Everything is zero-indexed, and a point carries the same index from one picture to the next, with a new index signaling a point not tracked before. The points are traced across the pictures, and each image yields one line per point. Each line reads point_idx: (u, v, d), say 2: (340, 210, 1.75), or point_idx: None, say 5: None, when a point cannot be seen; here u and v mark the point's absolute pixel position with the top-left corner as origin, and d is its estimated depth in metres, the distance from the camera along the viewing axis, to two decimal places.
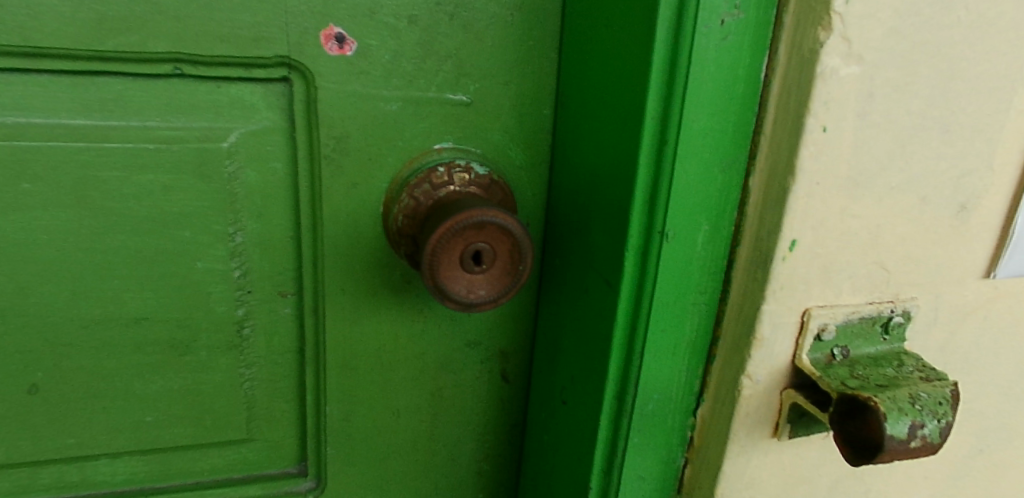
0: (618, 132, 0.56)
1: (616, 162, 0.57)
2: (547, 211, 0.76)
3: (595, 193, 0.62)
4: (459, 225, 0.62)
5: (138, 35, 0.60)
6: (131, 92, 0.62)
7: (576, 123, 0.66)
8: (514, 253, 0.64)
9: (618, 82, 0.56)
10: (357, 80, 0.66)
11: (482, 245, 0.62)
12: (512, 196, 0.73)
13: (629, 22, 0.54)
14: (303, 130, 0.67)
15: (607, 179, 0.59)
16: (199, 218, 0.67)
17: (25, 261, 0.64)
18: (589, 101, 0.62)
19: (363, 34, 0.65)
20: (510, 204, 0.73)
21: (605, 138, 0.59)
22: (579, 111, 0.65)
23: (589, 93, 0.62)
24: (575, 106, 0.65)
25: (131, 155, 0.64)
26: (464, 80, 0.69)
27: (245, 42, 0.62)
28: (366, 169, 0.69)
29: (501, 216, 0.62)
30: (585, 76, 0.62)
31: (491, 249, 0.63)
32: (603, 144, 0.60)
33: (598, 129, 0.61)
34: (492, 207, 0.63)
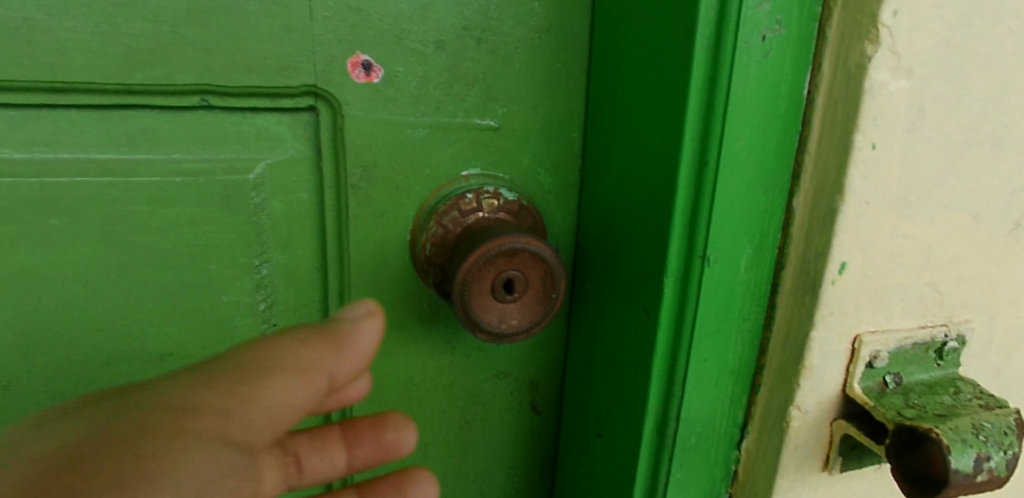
0: (655, 154, 0.55)
1: (653, 184, 0.55)
2: (577, 237, 0.74)
3: (630, 219, 0.60)
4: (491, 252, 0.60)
5: (165, 68, 0.59)
6: (159, 125, 0.62)
7: (608, 145, 0.64)
8: (547, 281, 0.62)
9: (654, 102, 0.54)
10: (384, 107, 0.65)
11: (515, 272, 0.61)
12: (542, 222, 0.71)
13: (665, 41, 0.53)
14: (330, 159, 0.66)
15: (643, 203, 0.57)
16: (226, 250, 0.67)
17: (53, 297, 0.64)
18: (622, 124, 0.61)
19: (390, 61, 0.64)
20: (539, 229, 0.71)
21: (640, 160, 0.58)
22: (611, 133, 0.63)
23: (622, 114, 0.60)
24: (607, 128, 0.63)
25: (158, 189, 0.64)
26: (492, 104, 0.68)
27: (272, 71, 0.61)
28: (392, 197, 0.68)
29: (534, 243, 0.60)
30: (617, 96, 0.61)
31: (524, 277, 0.61)
32: (638, 166, 0.58)
33: (632, 152, 0.59)
34: (524, 234, 0.62)
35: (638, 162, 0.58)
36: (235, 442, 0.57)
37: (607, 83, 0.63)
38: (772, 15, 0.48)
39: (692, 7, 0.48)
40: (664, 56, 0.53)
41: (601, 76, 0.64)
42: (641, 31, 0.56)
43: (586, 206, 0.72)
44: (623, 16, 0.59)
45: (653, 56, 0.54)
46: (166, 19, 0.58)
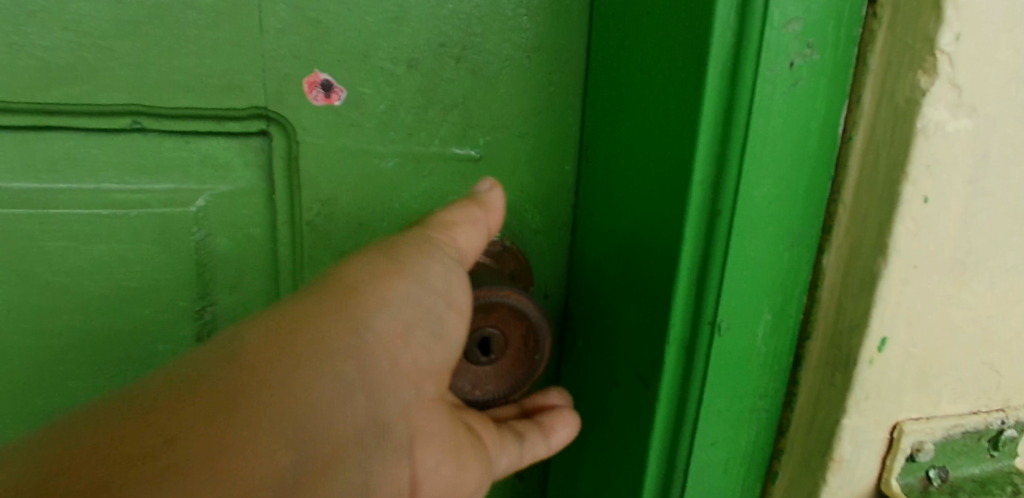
0: (659, 198, 0.46)
1: (656, 234, 0.46)
2: (568, 281, 0.66)
3: (627, 270, 0.51)
4: None
5: (88, 85, 0.51)
6: (86, 150, 0.54)
7: (606, 181, 0.55)
8: (529, 338, 0.53)
9: (659, 137, 0.46)
10: (346, 133, 0.57)
11: (490, 329, 0.52)
12: (527, 265, 0.64)
13: (672, 65, 0.44)
14: (284, 191, 0.58)
15: (644, 254, 0.48)
16: (161, 293, 0.58)
17: None
18: (621, 160, 0.52)
19: (354, 81, 0.55)
20: (522, 275, 0.64)
21: (642, 205, 0.49)
22: (609, 167, 0.54)
23: (621, 146, 0.52)
24: (606, 160, 0.55)
25: (82, 223, 0.55)
26: (473, 131, 0.59)
27: (214, 91, 0.53)
28: (357, 235, 0.60)
29: (513, 297, 0.51)
30: (617, 127, 0.53)
31: (502, 335, 0.53)
32: (638, 209, 0.49)
33: (631, 194, 0.50)
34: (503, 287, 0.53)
35: (639, 206, 0.49)
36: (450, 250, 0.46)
37: (605, 110, 0.54)
38: (802, 38, 0.39)
39: (705, 27, 0.40)
40: (671, 83, 0.44)
41: (598, 103, 0.56)
42: (644, 54, 0.48)
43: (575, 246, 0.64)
44: (624, 35, 0.50)
45: (659, 82, 0.46)
46: (89, 30, 0.50)
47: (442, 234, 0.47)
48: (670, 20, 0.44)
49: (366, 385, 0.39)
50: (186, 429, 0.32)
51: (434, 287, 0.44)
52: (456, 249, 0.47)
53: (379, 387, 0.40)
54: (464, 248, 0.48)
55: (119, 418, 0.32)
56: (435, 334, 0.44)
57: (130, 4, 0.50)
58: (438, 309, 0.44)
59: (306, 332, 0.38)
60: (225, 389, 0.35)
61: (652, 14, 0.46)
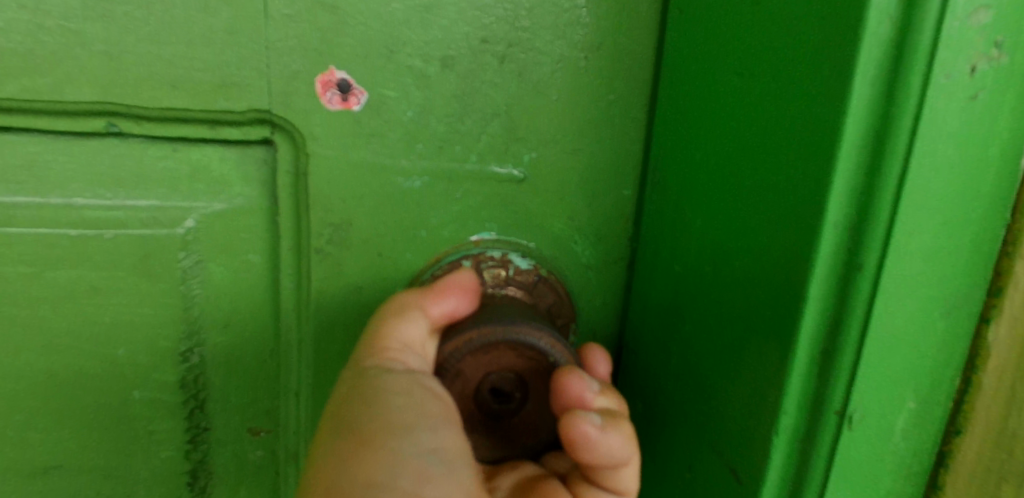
0: (764, 248, 0.36)
1: (759, 295, 0.36)
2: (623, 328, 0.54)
3: (709, 334, 0.41)
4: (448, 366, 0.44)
5: (53, 78, 0.41)
6: (53, 156, 0.45)
7: (682, 215, 0.45)
8: (521, 349, 0.44)
9: (766, 169, 0.36)
10: (366, 145, 0.46)
11: (494, 375, 0.44)
12: (567, 299, 0.53)
13: (796, 74, 0.33)
14: (289, 213, 0.48)
15: (738, 320, 0.38)
16: (140, 331, 0.49)
17: None
18: (708, 197, 0.42)
19: (376, 82, 0.45)
20: (561, 310, 0.52)
21: (736, 256, 0.38)
22: (688, 197, 0.44)
23: (706, 171, 0.42)
24: (684, 189, 0.44)
25: (46, 245, 0.46)
26: (516, 147, 0.48)
27: (205, 90, 0.43)
28: (373, 268, 0.49)
29: (479, 334, 0.43)
30: (703, 153, 0.42)
31: (512, 372, 0.44)
32: (731, 252, 0.39)
33: (720, 238, 0.40)
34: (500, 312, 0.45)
35: (734, 255, 0.39)
36: (404, 393, 0.41)
37: (687, 128, 0.44)
38: (991, 34, 0.29)
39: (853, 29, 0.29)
40: (790, 98, 0.33)
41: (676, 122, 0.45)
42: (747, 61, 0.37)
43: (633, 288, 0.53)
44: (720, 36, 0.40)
45: (769, 96, 0.35)
46: (52, 8, 0.40)
47: (383, 357, 0.43)
48: (792, 15, 0.34)
49: None
50: None
51: (406, 453, 0.38)
52: (410, 366, 0.44)
53: None
54: (417, 361, 0.44)
55: None
56: (448, 453, 0.40)
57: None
58: (431, 437, 0.40)
59: None
60: None
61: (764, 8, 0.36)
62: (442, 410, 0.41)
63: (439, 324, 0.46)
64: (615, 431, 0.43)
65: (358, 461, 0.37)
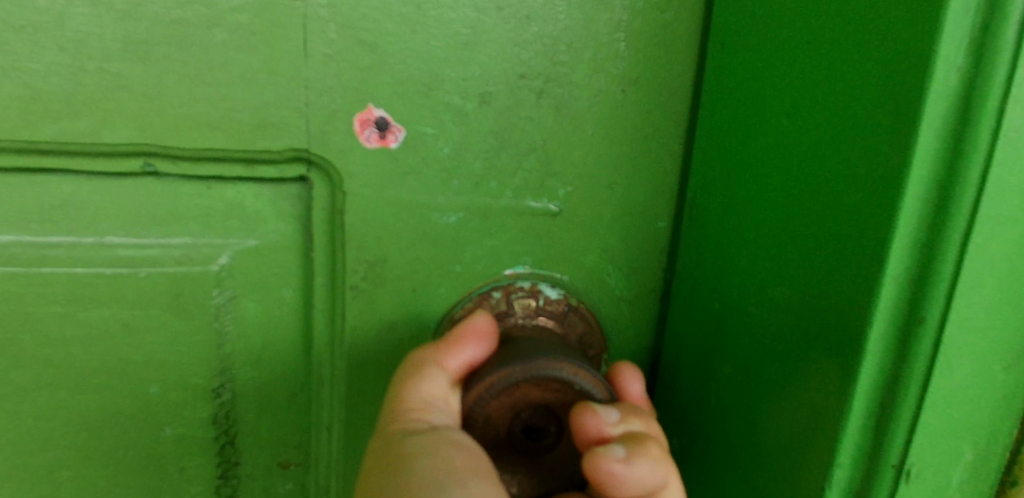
0: (809, 287, 0.36)
1: (806, 333, 0.36)
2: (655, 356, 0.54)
3: (752, 369, 0.41)
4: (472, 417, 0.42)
5: (91, 119, 0.41)
6: (87, 195, 0.44)
7: (722, 258, 0.45)
8: (544, 385, 0.41)
9: (811, 207, 0.36)
10: (402, 181, 0.46)
11: (524, 414, 0.43)
12: (597, 328, 0.52)
13: (840, 116, 0.34)
14: (324, 249, 0.47)
15: (782, 354, 0.38)
16: (172, 369, 0.48)
17: None
18: (750, 230, 0.42)
19: (413, 119, 0.45)
20: (592, 340, 0.52)
21: (779, 288, 0.38)
22: (728, 240, 0.44)
23: (749, 215, 0.42)
24: (723, 232, 0.44)
25: (79, 284, 0.45)
26: (553, 181, 0.48)
27: (245, 129, 0.43)
28: (408, 303, 0.49)
29: (498, 376, 0.41)
30: (746, 187, 0.42)
31: (540, 407, 0.42)
32: (773, 299, 0.39)
33: (761, 272, 0.40)
34: (526, 344, 0.44)
35: (775, 289, 0.39)
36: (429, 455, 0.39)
37: (726, 161, 0.44)
38: None
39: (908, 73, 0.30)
40: (836, 138, 0.34)
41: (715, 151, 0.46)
42: (789, 98, 0.37)
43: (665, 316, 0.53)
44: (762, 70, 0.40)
45: (816, 140, 0.35)
46: (92, 50, 0.40)
47: (408, 417, 0.42)
48: (834, 57, 0.34)
49: None
50: None
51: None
52: (436, 422, 0.42)
53: None
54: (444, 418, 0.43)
55: None
56: None
57: (143, 19, 0.40)
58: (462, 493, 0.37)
59: None
60: None
61: (806, 45, 0.36)
62: (472, 464, 0.39)
63: (461, 375, 0.44)
64: (644, 459, 0.38)
65: None
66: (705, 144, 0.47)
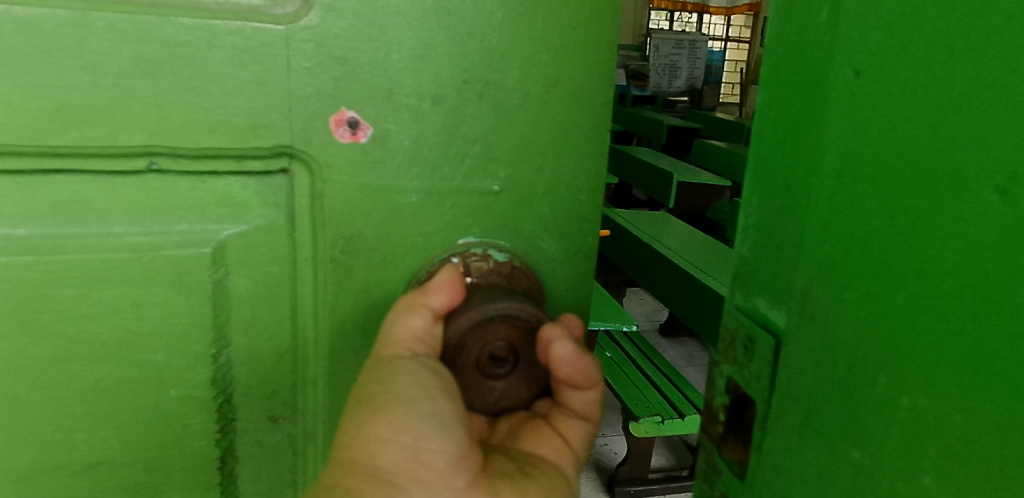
0: (889, 362, 0.37)
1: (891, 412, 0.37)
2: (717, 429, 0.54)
3: (813, 432, 0.43)
4: (451, 342, 0.54)
5: (108, 127, 0.48)
6: (96, 190, 0.51)
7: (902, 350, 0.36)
8: (511, 320, 0.53)
9: (892, 317, 0.36)
10: (371, 170, 0.55)
11: (490, 347, 0.54)
12: (538, 284, 0.63)
13: (1016, 174, 0.30)
14: (307, 229, 0.57)
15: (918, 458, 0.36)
16: (175, 338, 0.56)
17: None
18: (892, 325, 0.36)
19: (380, 118, 0.54)
20: (535, 292, 0.63)
21: (926, 380, 0.35)
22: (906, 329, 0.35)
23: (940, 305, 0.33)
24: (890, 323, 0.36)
25: (91, 268, 0.52)
26: (493, 166, 0.59)
27: (242, 131, 0.51)
28: (379, 272, 0.58)
29: (474, 313, 0.53)
30: (815, 251, 0.41)
31: (504, 342, 0.54)
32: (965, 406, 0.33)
33: (912, 392, 0.36)
34: (494, 291, 0.55)
35: (958, 424, 0.33)
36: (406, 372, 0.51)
37: (890, 218, 0.36)
38: None
39: None
40: (1012, 200, 0.30)
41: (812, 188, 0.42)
42: (928, 202, 0.34)
43: (743, 388, 0.50)
44: (851, 171, 0.39)
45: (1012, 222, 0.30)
46: (109, 69, 0.47)
47: (395, 347, 0.53)
48: (996, 112, 0.30)
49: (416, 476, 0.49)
50: None
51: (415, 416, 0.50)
52: (417, 352, 0.53)
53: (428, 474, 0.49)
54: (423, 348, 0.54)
55: None
56: (442, 419, 0.50)
57: (153, 42, 0.47)
58: (427, 405, 0.50)
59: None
60: None
61: (945, 86, 0.33)
62: (441, 380, 0.52)
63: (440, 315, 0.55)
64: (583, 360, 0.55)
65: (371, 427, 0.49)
66: (790, 232, 0.44)
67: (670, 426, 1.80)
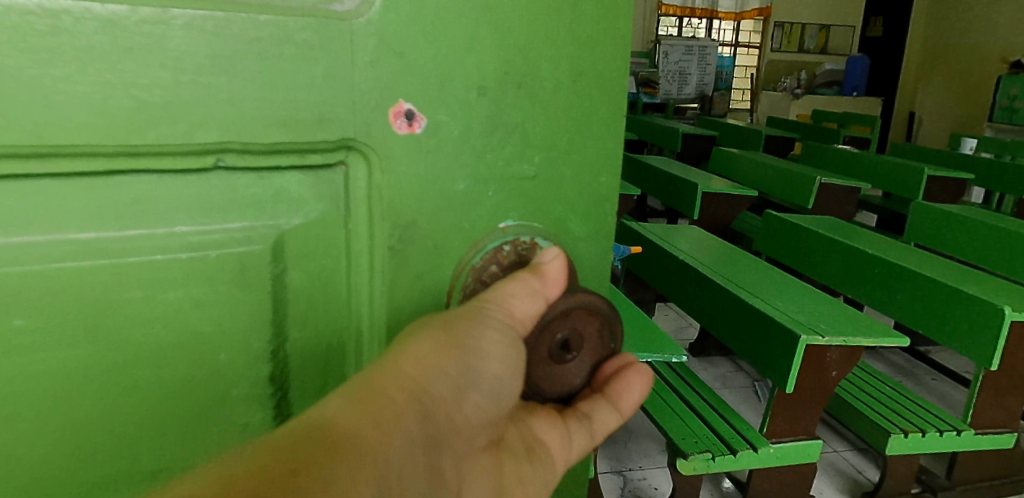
0: None
1: None
2: None
3: None
4: (546, 320, 0.60)
5: (187, 123, 0.49)
6: (164, 191, 0.51)
7: None
8: (601, 329, 0.63)
9: None
10: (424, 159, 0.58)
11: (570, 333, 0.61)
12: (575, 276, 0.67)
13: None
14: (363, 221, 0.59)
15: None
16: (236, 336, 0.56)
17: (26, 412, 0.51)
18: None
19: (433, 110, 0.57)
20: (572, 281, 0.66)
21: None
22: None
23: None
24: None
25: (159, 269, 0.52)
26: (530, 151, 0.62)
27: (310, 125, 0.53)
28: (432, 258, 0.61)
29: (571, 301, 0.60)
30: None
31: (579, 335, 0.62)
32: None
33: None
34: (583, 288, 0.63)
35: None
36: (495, 336, 0.56)
37: None
38: None
39: None
40: None
41: None
42: None
43: None
44: None
45: None
46: (188, 67, 0.48)
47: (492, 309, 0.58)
48: None
49: (445, 418, 0.53)
50: (293, 468, 0.42)
51: (484, 364, 0.56)
52: (511, 325, 0.58)
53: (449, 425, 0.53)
54: (516, 323, 0.58)
55: (284, 449, 0.43)
56: (493, 381, 0.56)
57: (230, 40, 0.49)
58: (496, 367, 0.56)
59: (375, 401, 0.49)
60: (318, 449, 0.44)
61: None
62: (516, 357, 0.58)
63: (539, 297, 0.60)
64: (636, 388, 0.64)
65: (442, 355, 0.54)
66: None
67: (722, 463, 1.91)
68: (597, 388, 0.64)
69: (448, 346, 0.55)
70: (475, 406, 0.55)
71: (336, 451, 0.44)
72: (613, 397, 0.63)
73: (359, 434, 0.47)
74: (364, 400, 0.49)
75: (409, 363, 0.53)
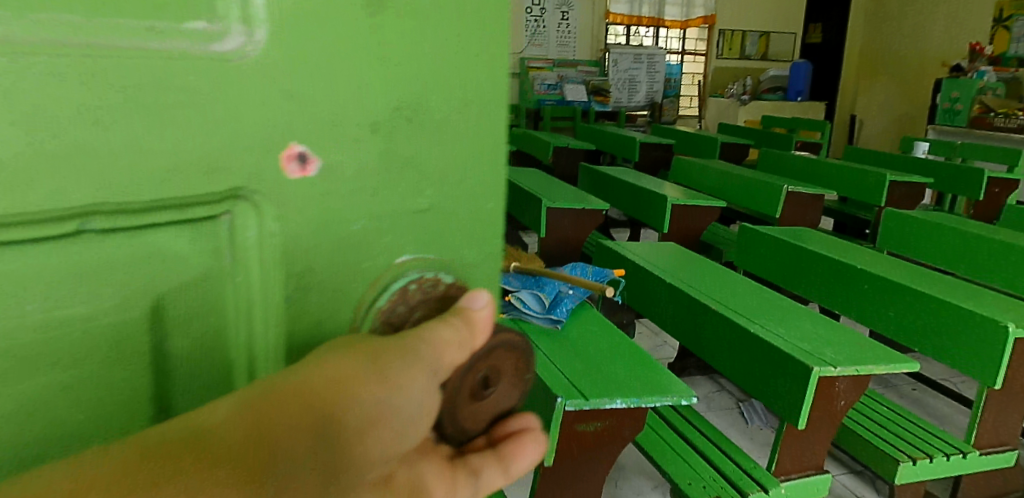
0: None
1: None
2: None
3: None
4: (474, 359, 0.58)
5: (46, 188, 0.43)
6: (21, 264, 0.44)
7: None
8: (519, 368, 0.63)
9: None
10: (319, 203, 0.54)
11: (491, 372, 0.60)
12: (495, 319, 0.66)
13: None
14: (256, 274, 0.54)
15: None
16: (115, 409, 0.51)
17: None
18: None
19: (325, 151, 0.53)
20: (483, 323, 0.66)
21: None
22: None
23: None
24: None
25: (25, 353, 0.46)
26: (424, 184, 0.59)
27: (194, 176, 0.49)
28: (328, 305, 0.57)
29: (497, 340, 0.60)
30: None
31: (496, 378, 0.61)
32: None
33: None
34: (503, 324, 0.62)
35: None
36: (417, 371, 0.52)
37: None
38: None
39: None
40: None
41: None
42: None
43: None
44: None
45: None
46: (48, 122, 0.42)
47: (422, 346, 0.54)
48: None
49: (345, 442, 0.49)
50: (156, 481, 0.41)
51: (404, 398, 0.51)
52: (440, 369, 0.54)
53: (350, 454, 0.49)
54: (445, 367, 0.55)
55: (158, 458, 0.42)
56: (408, 413, 0.52)
57: (90, 90, 0.43)
58: (414, 400, 0.52)
59: (276, 415, 0.47)
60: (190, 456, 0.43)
61: None
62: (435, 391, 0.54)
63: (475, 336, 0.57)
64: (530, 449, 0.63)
65: (357, 384, 0.50)
66: None
67: None
68: (495, 440, 0.62)
69: (368, 377, 0.50)
70: (380, 438, 0.51)
71: (208, 462, 0.43)
72: (509, 451, 0.61)
73: (240, 453, 0.44)
74: (269, 413, 0.46)
75: (326, 380, 0.49)
